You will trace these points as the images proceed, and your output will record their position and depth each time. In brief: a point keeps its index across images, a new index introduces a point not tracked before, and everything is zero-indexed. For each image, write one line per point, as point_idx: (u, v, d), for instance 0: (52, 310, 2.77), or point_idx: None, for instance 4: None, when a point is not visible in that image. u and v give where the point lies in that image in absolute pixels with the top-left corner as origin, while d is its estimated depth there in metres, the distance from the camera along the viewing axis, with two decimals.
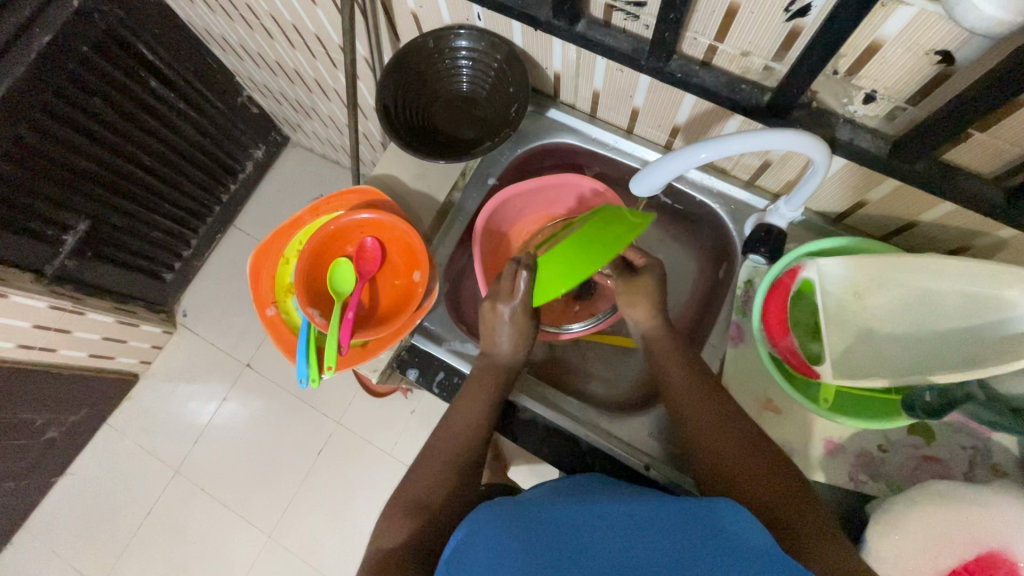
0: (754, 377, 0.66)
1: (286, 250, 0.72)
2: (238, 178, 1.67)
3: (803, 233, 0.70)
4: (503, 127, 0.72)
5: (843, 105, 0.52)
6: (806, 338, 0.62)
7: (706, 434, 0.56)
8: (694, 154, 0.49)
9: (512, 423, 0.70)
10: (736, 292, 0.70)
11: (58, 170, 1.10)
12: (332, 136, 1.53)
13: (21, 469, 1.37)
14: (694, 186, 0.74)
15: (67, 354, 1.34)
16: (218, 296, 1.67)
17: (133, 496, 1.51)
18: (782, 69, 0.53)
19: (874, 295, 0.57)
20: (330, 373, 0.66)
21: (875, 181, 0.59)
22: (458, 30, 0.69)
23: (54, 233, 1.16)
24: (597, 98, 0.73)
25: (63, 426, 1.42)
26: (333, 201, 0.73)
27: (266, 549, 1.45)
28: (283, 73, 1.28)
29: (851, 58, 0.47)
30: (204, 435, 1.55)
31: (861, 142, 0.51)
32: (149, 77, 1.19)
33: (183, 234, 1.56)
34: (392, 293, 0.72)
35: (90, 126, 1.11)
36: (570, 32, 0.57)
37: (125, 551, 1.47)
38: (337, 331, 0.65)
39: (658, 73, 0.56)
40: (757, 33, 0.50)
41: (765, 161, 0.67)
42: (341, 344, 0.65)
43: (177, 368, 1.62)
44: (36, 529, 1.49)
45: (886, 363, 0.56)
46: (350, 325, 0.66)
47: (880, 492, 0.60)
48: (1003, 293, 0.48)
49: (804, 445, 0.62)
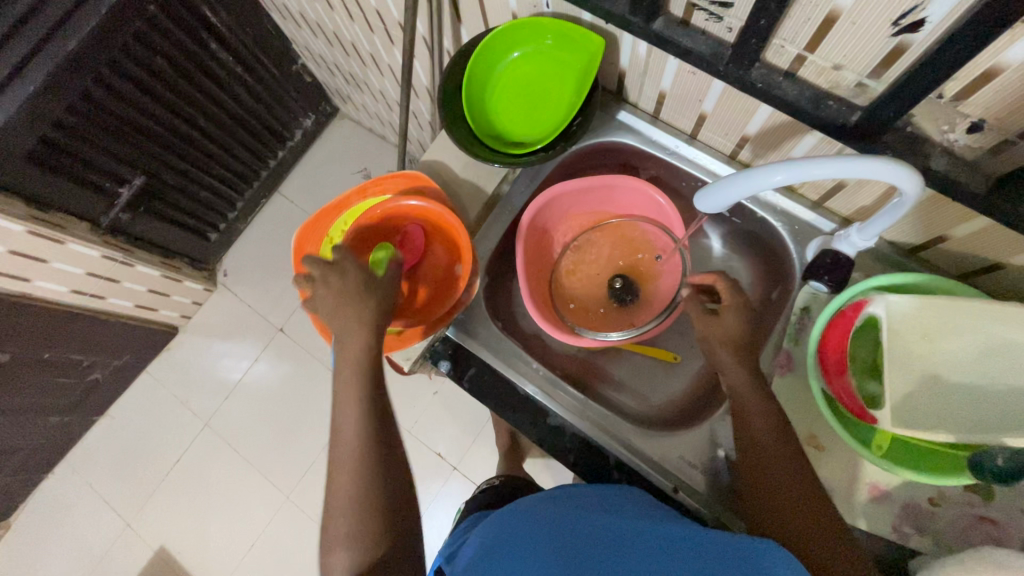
0: (800, 409, 0.63)
1: (331, 230, 0.71)
2: (286, 145, 1.69)
3: (871, 263, 0.66)
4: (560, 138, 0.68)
5: (941, 132, 0.47)
6: (864, 376, 0.58)
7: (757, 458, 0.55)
8: (768, 174, 0.46)
9: (540, 427, 0.69)
10: (790, 318, 0.66)
11: (120, 126, 1.13)
12: (382, 111, 1.52)
13: (67, 405, 1.45)
14: (756, 200, 0.69)
15: (115, 302, 1.40)
16: (259, 260, 1.71)
17: (165, 442, 1.58)
18: (877, 87, 0.48)
19: (947, 341, 0.52)
20: None
21: (964, 216, 0.54)
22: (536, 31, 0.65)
23: (111, 185, 1.20)
24: (662, 99, 0.69)
25: (106, 369, 1.49)
26: (381, 184, 0.72)
27: (283, 509, 1.50)
28: (339, 45, 1.28)
29: (961, 83, 0.43)
30: (234, 392, 1.60)
31: (958, 174, 0.46)
32: (210, 39, 1.20)
33: (229, 195, 1.59)
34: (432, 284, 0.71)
35: (152, 86, 1.14)
36: (645, 29, 0.53)
37: (154, 493, 1.54)
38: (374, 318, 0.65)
39: (737, 81, 0.52)
40: (854, 47, 0.45)
41: (839, 183, 0.62)
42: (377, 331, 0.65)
43: (213, 325, 1.67)
44: (76, 462, 1.58)
45: (951, 417, 0.51)
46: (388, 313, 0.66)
47: (925, 547, 0.56)
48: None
49: (846, 487, 0.59)
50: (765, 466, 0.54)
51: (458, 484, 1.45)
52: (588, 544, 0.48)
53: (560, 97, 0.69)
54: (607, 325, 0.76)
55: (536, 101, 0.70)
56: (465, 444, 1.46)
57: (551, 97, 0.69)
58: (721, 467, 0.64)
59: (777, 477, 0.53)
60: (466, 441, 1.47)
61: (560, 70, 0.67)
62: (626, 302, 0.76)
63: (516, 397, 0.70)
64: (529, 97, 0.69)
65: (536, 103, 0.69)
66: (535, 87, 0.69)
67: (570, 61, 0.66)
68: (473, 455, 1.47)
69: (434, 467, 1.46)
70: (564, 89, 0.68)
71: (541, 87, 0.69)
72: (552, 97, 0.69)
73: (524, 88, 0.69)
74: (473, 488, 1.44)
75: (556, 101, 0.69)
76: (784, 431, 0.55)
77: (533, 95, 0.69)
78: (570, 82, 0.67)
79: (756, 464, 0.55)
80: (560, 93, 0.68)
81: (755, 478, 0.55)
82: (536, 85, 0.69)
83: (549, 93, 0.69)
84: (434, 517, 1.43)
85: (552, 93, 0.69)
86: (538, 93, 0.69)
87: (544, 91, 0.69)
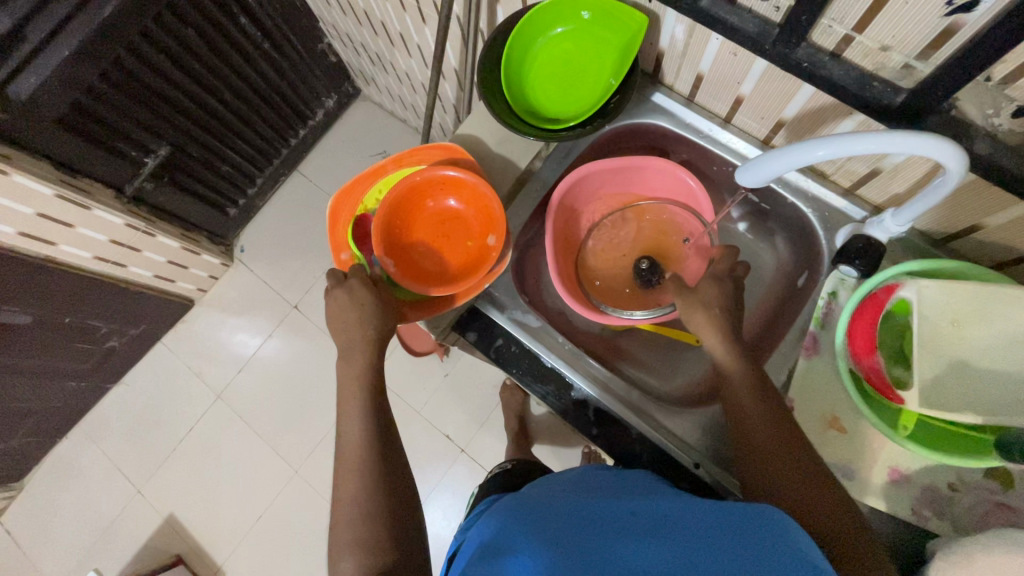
0: (824, 392, 0.63)
1: (366, 197, 0.73)
2: (308, 124, 1.70)
3: (901, 252, 0.66)
4: (597, 117, 0.69)
5: (986, 117, 0.48)
6: (892, 361, 0.59)
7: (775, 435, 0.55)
8: (809, 150, 0.47)
9: (563, 400, 0.70)
10: (817, 302, 0.66)
11: (149, 94, 1.14)
12: (405, 93, 1.53)
13: (83, 371, 1.47)
14: (788, 185, 0.70)
15: (135, 271, 1.42)
16: (276, 237, 1.73)
17: (178, 412, 1.60)
18: (924, 69, 0.49)
19: (975, 328, 0.53)
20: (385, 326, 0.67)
21: (1000, 205, 0.54)
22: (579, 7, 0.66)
23: (137, 154, 1.22)
24: (699, 82, 0.70)
25: (123, 337, 1.51)
26: (417, 154, 0.73)
27: (291, 483, 1.52)
28: (368, 24, 1.28)
29: (1011, 66, 0.44)
30: (247, 366, 1.62)
31: (1002, 158, 0.47)
32: (240, 13, 1.21)
33: (249, 171, 1.60)
34: (463, 254, 0.73)
35: (181, 56, 1.15)
36: (691, 6, 0.54)
37: (165, 462, 1.57)
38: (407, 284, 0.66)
39: (782, 60, 0.53)
40: (904, 27, 0.46)
41: (873, 170, 0.63)
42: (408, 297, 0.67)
43: (229, 299, 1.69)
44: (89, 429, 1.60)
45: (978, 401, 0.52)
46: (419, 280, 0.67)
47: (943, 531, 0.57)
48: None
49: (867, 469, 0.60)
50: (769, 440, 0.55)
51: (465, 466, 1.46)
52: (587, 526, 0.48)
53: (600, 78, 0.69)
54: (633, 304, 0.78)
55: (575, 81, 0.70)
56: (474, 427, 1.48)
57: (591, 77, 0.69)
58: None
59: (782, 453, 0.54)
60: (475, 424, 1.48)
61: (601, 48, 0.68)
62: (653, 282, 0.76)
63: (540, 369, 0.71)
64: (568, 76, 0.70)
65: (575, 83, 0.70)
66: (575, 65, 0.69)
67: (613, 39, 0.67)
68: (481, 439, 1.48)
69: (442, 448, 1.47)
70: (605, 69, 0.68)
71: (581, 66, 0.69)
72: (592, 77, 0.69)
73: (564, 67, 0.70)
74: (480, 470, 1.45)
75: (596, 81, 0.69)
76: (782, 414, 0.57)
77: (572, 73, 0.70)
78: (611, 61, 0.68)
79: (761, 438, 0.55)
80: (601, 74, 0.69)
81: (758, 455, 0.55)
82: (577, 63, 0.69)
83: (589, 73, 0.69)
84: (440, 498, 1.44)
85: (592, 73, 0.69)
86: (578, 72, 0.70)
87: (584, 72, 0.69)
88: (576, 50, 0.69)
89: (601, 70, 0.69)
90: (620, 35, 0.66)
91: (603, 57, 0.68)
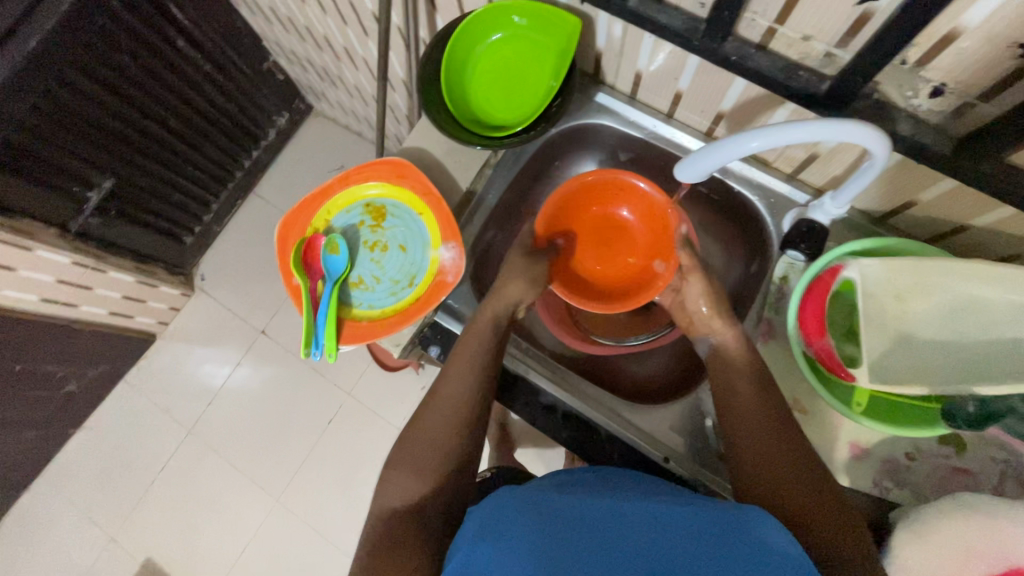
0: (783, 376, 0.65)
1: (315, 219, 0.72)
2: (260, 144, 1.66)
3: (844, 231, 0.68)
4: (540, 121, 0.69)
5: (906, 99, 0.49)
6: (842, 339, 0.60)
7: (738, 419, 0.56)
8: (743, 142, 0.48)
9: (532, 406, 0.70)
10: (770, 288, 0.68)
11: (85, 126, 1.10)
12: (357, 106, 1.51)
13: (41, 419, 1.40)
14: (732, 175, 0.72)
15: (88, 310, 1.36)
16: (236, 262, 1.68)
17: (148, 452, 1.54)
18: (844, 56, 0.50)
19: (918, 301, 0.54)
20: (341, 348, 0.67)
21: (929, 181, 0.57)
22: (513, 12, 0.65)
23: (79, 189, 1.17)
24: (639, 79, 0.70)
25: (82, 380, 1.45)
26: (363, 171, 0.73)
27: (273, 512, 1.48)
28: (312, 40, 1.26)
29: (923, 48, 0.45)
30: (217, 397, 1.57)
31: (924, 138, 0.48)
32: (178, 36, 1.17)
33: (203, 197, 1.55)
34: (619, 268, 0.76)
35: (117, 85, 1.11)
36: (620, 7, 0.54)
37: (138, 504, 1.51)
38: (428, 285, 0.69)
39: (711, 55, 0.53)
40: (822, 17, 0.47)
41: (811, 154, 0.64)
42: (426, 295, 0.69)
43: (192, 330, 1.63)
44: (53, 478, 1.53)
45: (925, 371, 0.54)
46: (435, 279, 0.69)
47: (904, 499, 0.59)
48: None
49: (830, 447, 0.61)
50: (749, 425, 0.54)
51: None
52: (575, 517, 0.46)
53: (544, 81, 0.69)
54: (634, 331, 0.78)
55: (517, 86, 0.70)
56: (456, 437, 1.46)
57: (533, 81, 0.69)
58: (710, 436, 0.65)
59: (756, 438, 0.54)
60: None
61: (542, 51, 0.68)
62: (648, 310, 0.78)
63: (506, 378, 0.71)
64: (511, 81, 0.70)
65: (519, 87, 0.70)
66: (516, 71, 0.69)
67: (552, 40, 0.66)
68: None
69: None
70: (547, 72, 0.68)
71: (523, 70, 0.69)
72: (535, 80, 0.69)
73: (506, 73, 0.69)
74: None
75: (539, 83, 0.69)
76: (761, 398, 0.56)
77: (515, 79, 0.70)
78: (552, 63, 0.68)
79: (735, 423, 0.55)
80: (543, 76, 0.69)
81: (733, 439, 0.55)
82: (519, 67, 0.69)
83: (531, 77, 0.69)
84: None
85: (534, 77, 0.69)
86: (520, 76, 0.69)
87: (527, 76, 0.69)
88: (516, 55, 0.68)
89: (544, 72, 0.69)
90: (558, 37, 0.66)
91: (544, 59, 0.68)
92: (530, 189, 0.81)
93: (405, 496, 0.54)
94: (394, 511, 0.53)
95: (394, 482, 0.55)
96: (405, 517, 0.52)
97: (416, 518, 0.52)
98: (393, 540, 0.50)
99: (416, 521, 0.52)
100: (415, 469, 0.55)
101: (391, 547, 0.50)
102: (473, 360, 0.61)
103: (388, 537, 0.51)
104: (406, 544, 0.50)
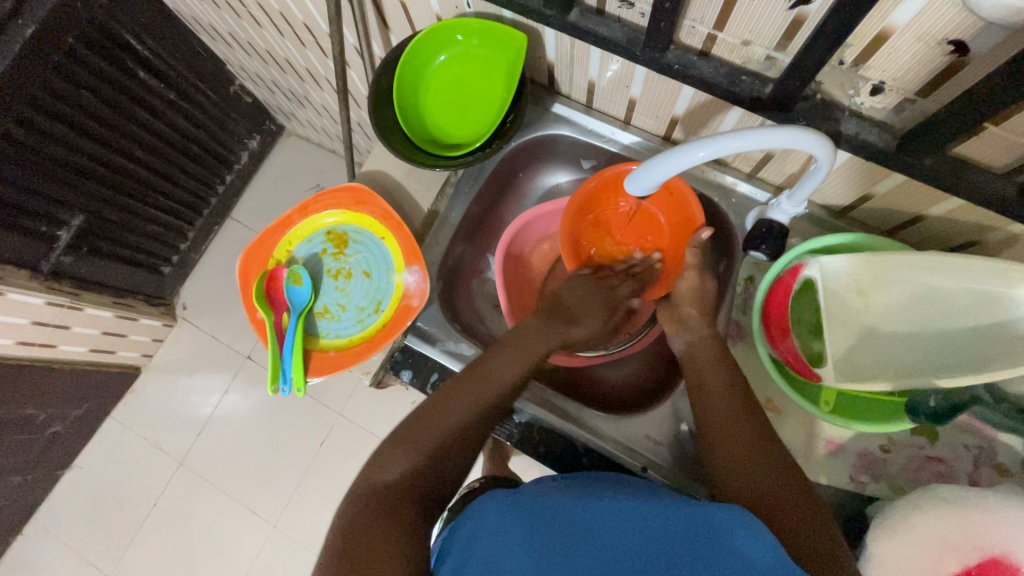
0: (754, 376, 0.65)
1: (275, 251, 0.74)
2: (233, 169, 1.65)
3: (807, 227, 0.68)
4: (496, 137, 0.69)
5: (848, 97, 0.50)
6: (808, 336, 0.60)
7: (713, 420, 0.55)
8: (691, 152, 0.47)
9: (509, 423, 0.70)
10: (736, 289, 0.68)
11: (48, 165, 1.08)
12: (326, 125, 1.50)
13: (27, 463, 1.38)
14: (692, 178, 0.72)
15: (67, 350, 1.33)
16: (217, 290, 1.66)
17: (140, 487, 1.52)
18: (785, 58, 0.50)
19: (879, 293, 0.54)
20: (307, 381, 0.68)
21: (882, 174, 0.57)
22: (458, 30, 0.65)
23: (48, 228, 1.15)
24: (593, 88, 0.70)
25: (67, 420, 1.42)
26: (321, 200, 0.74)
27: (270, 539, 1.46)
28: (274, 63, 1.25)
29: (858, 48, 0.45)
30: (207, 426, 1.55)
31: (867, 136, 0.49)
32: (137, 67, 1.16)
33: (178, 226, 1.54)
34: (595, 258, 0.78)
35: (77, 121, 1.09)
36: (561, 21, 0.54)
37: (134, 541, 1.49)
38: (405, 310, 0.70)
39: (655, 64, 0.53)
40: (758, 22, 0.47)
41: (767, 154, 0.64)
42: (399, 322, 0.70)
43: (177, 360, 1.61)
44: (46, 521, 1.51)
45: (889, 365, 0.54)
46: (409, 307, 0.70)
47: (881, 493, 0.59)
48: (1014, 292, 0.45)
49: (805, 445, 0.61)
50: (722, 428, 0.54)
51: None
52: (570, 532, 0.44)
53: (499, 97, 0.69)
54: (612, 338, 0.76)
55: (473, 103, 0.70)
56: None
57: (488, 97, 0.69)
58: (685, 441, 0.65)
59: (730, 433, 0.53)
60: None
61: (495, 65, 0.67)
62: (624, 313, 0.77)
63: None
64: (466, 98, 0.70)
65: (476, 104, 0.70)
66: (470, 87, 0.69)
67: (502, 55, 0.66)
68: None
69: None
70: (501, 86, 0.68)
71: (477, 86, 0.69)
72: (491, 96, 0.69)
73: (461, 90, 0.69)
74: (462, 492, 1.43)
75: (495, 99, 0.69)
76: (733, 406, 0.55)
77: (470, 96, 0.70)
78: (505, 77, 0.67)
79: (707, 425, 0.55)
80: (498, 91, 0.68)
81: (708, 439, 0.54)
82: (473, 84, 0.69)
83: (486, 93, 0.69)
84: None
85: (489, 93, 0.69)
86: (474, 92, 0.69)
87: (484, 93, 0.69)
88: (470, 72, 0.68)
89: (498, 88, 0.68)
90: (508, 51, 0.65)
91: (496, 74, 0.68)
92: (495, 204, 0.81)
93: (397, 470, 0.50)
94: (386, 483, 0.48)
95: (390, 452, 0.51)
96: (397, 487, 0.48)
97: (406, 492, 0.48)
98: (387, 508, 0.46)
99: (411, 499, 0.48)
100: (417, 444, 0.52)
101: (377, 509, 0.46)
102: (521, 351, 0.62)
103: (377, 501, 0.47)
104: (394, 510, 0.46)
